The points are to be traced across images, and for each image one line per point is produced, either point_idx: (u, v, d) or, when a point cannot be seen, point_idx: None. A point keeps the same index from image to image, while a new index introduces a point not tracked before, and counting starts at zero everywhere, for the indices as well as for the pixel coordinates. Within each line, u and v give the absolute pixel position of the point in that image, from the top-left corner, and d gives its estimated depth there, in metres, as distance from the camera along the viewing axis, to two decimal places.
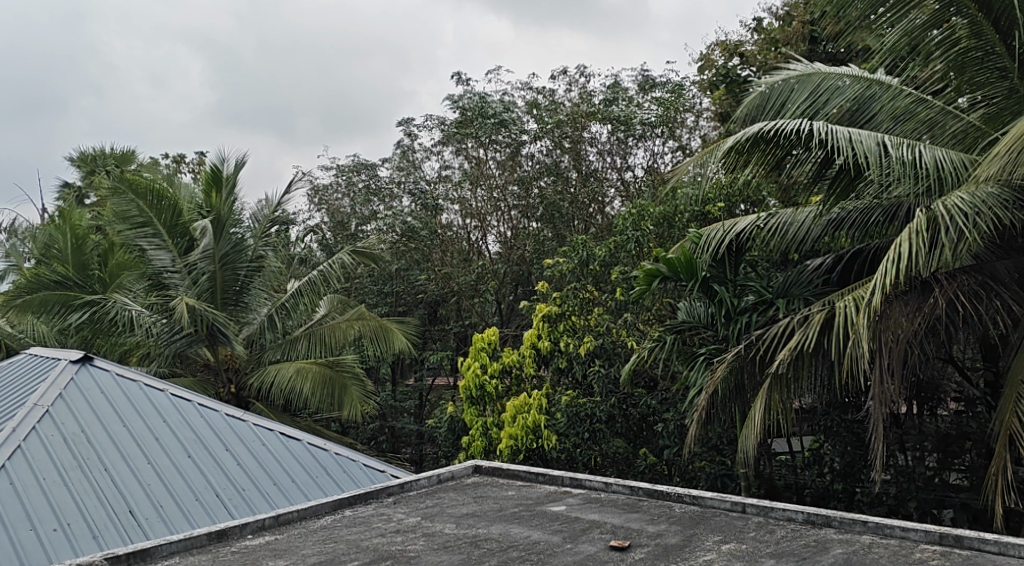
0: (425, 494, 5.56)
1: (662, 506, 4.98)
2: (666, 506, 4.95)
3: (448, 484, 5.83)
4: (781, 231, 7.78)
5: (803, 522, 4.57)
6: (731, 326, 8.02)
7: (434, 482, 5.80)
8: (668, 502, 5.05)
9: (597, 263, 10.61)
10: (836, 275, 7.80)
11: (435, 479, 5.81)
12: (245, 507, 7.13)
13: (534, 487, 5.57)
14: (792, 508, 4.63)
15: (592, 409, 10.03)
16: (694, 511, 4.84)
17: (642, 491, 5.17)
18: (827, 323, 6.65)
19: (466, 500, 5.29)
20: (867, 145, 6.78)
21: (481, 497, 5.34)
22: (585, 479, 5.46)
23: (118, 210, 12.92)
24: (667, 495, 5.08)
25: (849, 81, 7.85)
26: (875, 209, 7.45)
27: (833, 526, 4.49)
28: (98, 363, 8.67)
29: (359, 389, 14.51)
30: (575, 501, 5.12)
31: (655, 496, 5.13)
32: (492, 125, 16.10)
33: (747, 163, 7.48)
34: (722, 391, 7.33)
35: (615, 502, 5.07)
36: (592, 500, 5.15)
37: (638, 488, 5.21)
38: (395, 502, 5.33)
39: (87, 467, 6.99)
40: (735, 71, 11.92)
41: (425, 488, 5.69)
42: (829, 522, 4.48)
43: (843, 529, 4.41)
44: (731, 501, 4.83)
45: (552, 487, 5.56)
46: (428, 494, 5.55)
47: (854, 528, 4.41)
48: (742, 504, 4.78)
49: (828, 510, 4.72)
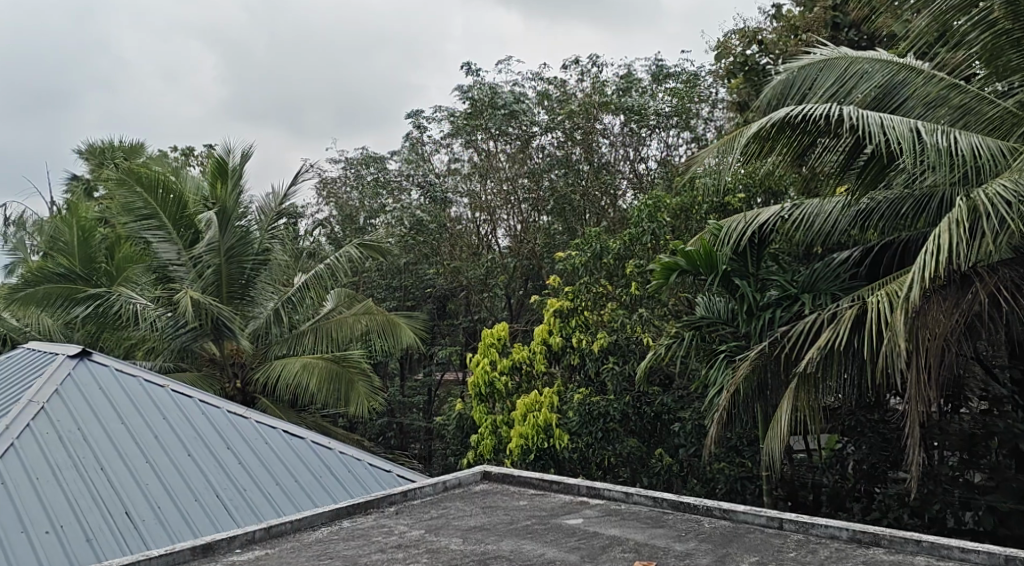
0: (430, 502, 5.23)
1: (688, 519, 4.65)
2: (694, 520, 4.61)
3: (455, 491, 5.50)
4: (807, 223, 7.47)
5: (848, 541, 4.23)
6: (753, 322, 7.69)
7: (439, 489, 5.47)
8: (695, 514, 4.72)
9: (610, 257, 10.23)
10: (864, 268, 7.50)
11: (441, 487, 5.48)
12: (245, 507, 6.85)
13: (548, 496, 5.25)
14: (835, 525, 4.29)
15: (605, 408, 9.64)
16: (724, 526, 4.50)
17: (666, 504, 4.85)
18: (858, 321, 6.32)
19: (473, 510, 4.97)
20: (900, 131, 6.38)
21: (490, 508, 5.01)
22: (604, 488, 5.13)
23: (124, 202, 12.68)
24: (694, 508, 4.74)
25: (878, 66, 7.52)
26: (905, 200, 7.13)
27: (882, 547, 4.14)
28: (97, 358, 8.39)
29: (366, 385, 14.16)
30: (592, 514, 4.79)
31: (680, 508, 4.79)
32: (502, 116, 15.78)
33: (772, 151, 7.12)
34: (744, 391, 7.00)
35: (637, 515, 4.74)
36: (611, 512, 4.82)
37: (662, 500, 4.87)
38: (399, 512, 5.01)
39: (83, 466, 6.72)
40: (754, 59, 11.66)
41: (431, 496, 5.36)
42: (877, 540, 4.14)
43: (894, 549, 4.07)
44: (767, 516, 4.49)
45: (568, 496, 5.24)
46: (433, 503, 5.22)
47: (906, 547, 4.07)
48: (779, 519, 4.44)
49: (873, 526, 4.37)
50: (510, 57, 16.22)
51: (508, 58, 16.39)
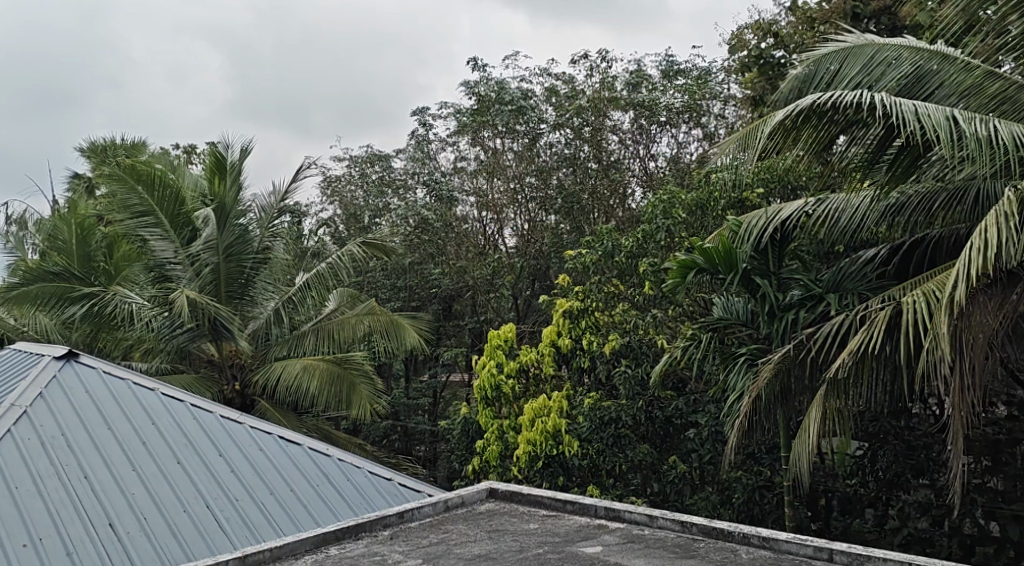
0: (429, 525, 4.81)
1: (723, 549, 4.20)
2: (730, 551, 4.17)
3: (457, 512, 5.08)
4: (832, 219, 7.13)
5: None
6: (775, 324, 7.26)
7: (440, 509, 5.06)
8: (730, 542, 4.27)
9: (623, 255, 9.79)
10: (892, 268, 7.11)
11: (442, 507, 5.07)
12: (237, 518, 6.50)
13: (561, 518, 4.83)
14: (895, 559, 3.84)
15: (616, 413, 9.24)
16: (765, 557, 4.06)
17: (696, 529, 4.41)
18: (893, 323, 5.89)
19: (479, 536, 4.55)
20: (936, 119, 5.93)
21: (497, 533, 4.60)
22: (624, 511, 4.70)
23: (119, 199, 12.31)
24: (729, 535, 4.30)
25: (906, 53, 7.13)
26: (936, 195, 6.76)
27: None
28: (84, 360, 8.00)
29: (369, 388, 13.60)
30: (612, 541, 4.37)
31: (713, 535, 4.36)
32: (510, 112, 15.40)
33: (796, 141, 6.67)
34: (766, 396, 6.60)
35: (664, 543, 4.32)
36: (633, 538, 4.41)
37: (691, 525, 4.44)
38: (393, 537, 4.59)
39: (66, 474, 6.35)
40: (769, 52, 11.29)
41: (430, 517, 4.95)
42: None
43: None
44: (814, 547, 4.05)
45: (584, 518, 4.81)
46: (432, 526, 4.80)
47: None
48: (829, 550, 3.99)
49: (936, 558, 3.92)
50: (517, 52, 15.83)
51: (516, 52, 15.99)
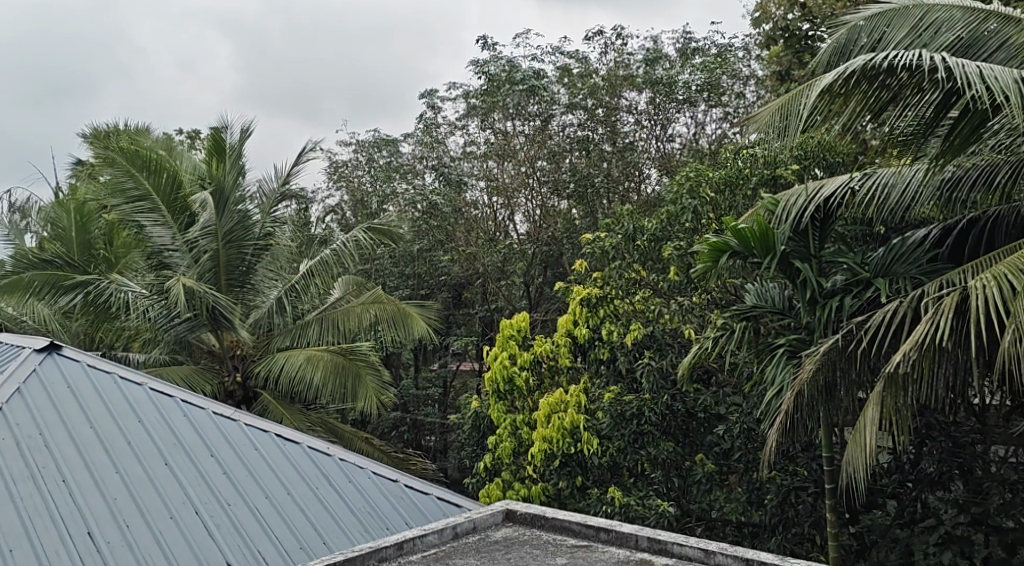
0: (432, 559, 4.22)
1: None
2: None
3: (467, 540, 4.51)
4: (881, 194, 6.49)
5: None
6: (819, 311, 6.64)
7: (447, 537, 4.48)
8: None
9: (645, 238, 9.08)
10: (946, 249, 6.51)
11: (449, 535, 4.48)
12: (229, 524, 5.95)
13: (593, 549, 4.26)
14: None
15: (639, 409, 8.58)
16: None
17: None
18: (960, 311, 5.30)
19: None
20: (1004, 80, 5.27)
21: None
22: (671, 542, 4.10)
23: (114, 183, 11.74)
24: None
25: (959, 14, 6.45)
26: (999, 167, 6.13)
27: None
28: (67, 352, 7.42)
29: (375, 379, 12.95)
30: None
31: None
32: (521, 91, 14.55)
33: (843, 109, 6.06)
34: (810, 393, 6.01)
35: None
36: None
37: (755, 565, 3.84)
38: None
39: (41, 477, 5.79)
40: (796, 24, 10.62)
41: (434, 548, 4.36)
42: None
43: None
44: None
45: (624, 551, 4.20)
46: (436, 560, 4.21)
47: None
48: None
49: None
50: (528, 29, 15.17)
51: (527, 30, 15.33)
